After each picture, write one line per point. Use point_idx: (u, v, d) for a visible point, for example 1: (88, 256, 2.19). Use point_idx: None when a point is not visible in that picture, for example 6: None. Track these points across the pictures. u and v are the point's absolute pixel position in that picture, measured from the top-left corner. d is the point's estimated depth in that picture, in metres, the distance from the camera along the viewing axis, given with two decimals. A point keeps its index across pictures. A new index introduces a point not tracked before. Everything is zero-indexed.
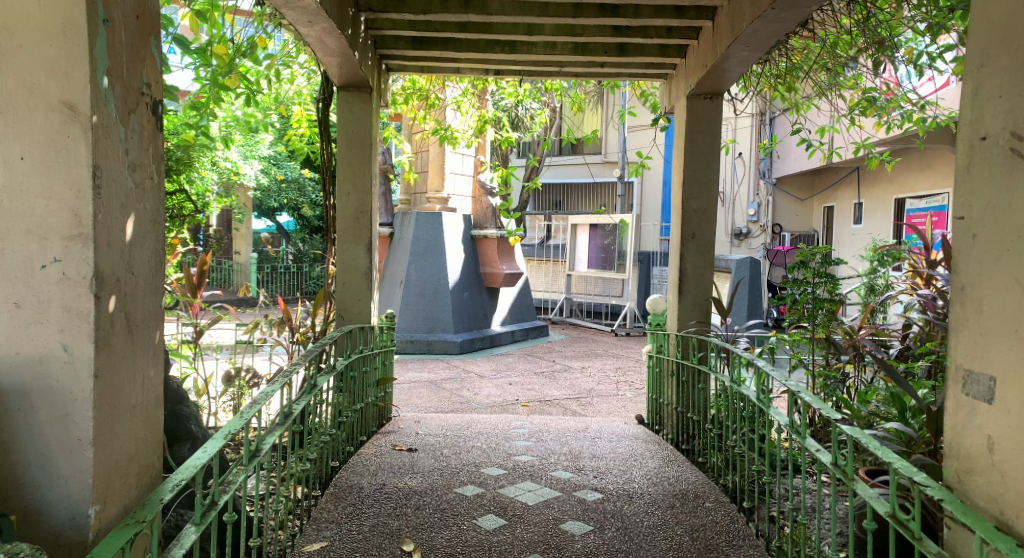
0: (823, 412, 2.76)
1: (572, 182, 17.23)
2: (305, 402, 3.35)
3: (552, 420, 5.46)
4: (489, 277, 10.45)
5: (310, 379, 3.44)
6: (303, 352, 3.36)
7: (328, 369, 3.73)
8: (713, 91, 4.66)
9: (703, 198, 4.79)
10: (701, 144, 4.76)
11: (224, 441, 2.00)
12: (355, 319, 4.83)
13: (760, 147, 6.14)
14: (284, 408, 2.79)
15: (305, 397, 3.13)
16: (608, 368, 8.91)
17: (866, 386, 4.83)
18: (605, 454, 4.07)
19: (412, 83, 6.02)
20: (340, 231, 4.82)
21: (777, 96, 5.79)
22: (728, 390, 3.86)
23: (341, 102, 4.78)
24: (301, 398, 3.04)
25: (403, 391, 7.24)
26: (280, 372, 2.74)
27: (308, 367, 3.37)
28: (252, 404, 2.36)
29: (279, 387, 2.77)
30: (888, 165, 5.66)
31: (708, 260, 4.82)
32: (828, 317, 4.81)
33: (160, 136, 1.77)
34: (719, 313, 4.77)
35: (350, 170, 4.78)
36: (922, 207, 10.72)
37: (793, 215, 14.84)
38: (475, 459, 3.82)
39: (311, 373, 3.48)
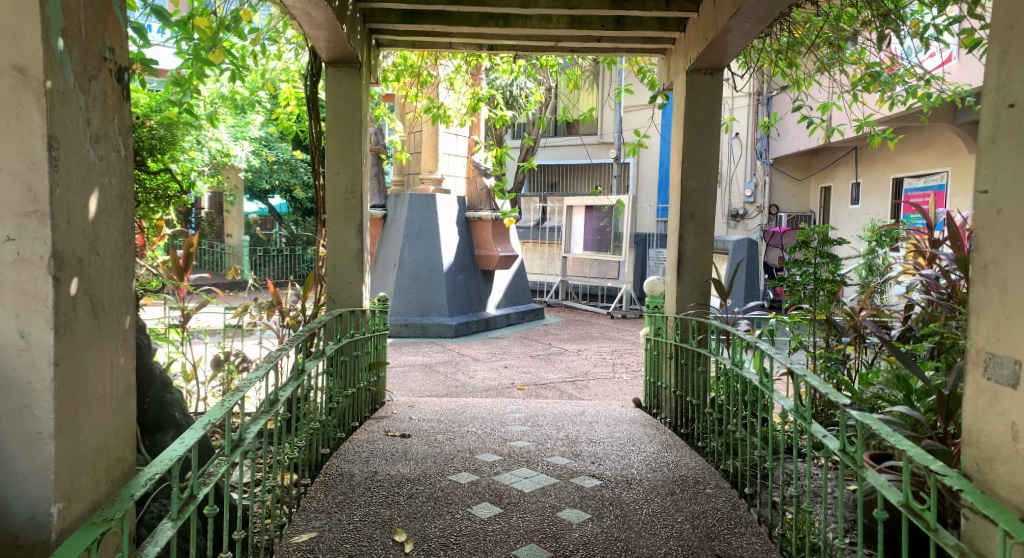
0: (830, 397, 2.56)
1: (567, 163, 17.09)
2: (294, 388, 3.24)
3: (549, 404, 5.37)
4: (484, 260, 10.33)
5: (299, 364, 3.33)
6: (292, 336, 3.24)
7: (318, 354, 3.62)
8: (713, 65, 4.53)
9: (702, 177, 4.67)
10: (700, 121, 4.64)
11: (203, 430, 1.90)
12: (346, 302, 4.71)
13: (759, 125, 6.00)
14: (271, 393, 2.69)
15: (294, 383, 3.02)
16: (605, 351, 8.84)
17: (867, 368, 4.75)
18: (603, 439, 3.98)
19: (403, 60, 5.86)
20: (330, 212, 4.69)
21: (777, 73, 5.66)
22: (730, 374, 3.76)
23: (330, 78, 4.63)
24: (289, 385, 2.93)
25: (397, 375, 7.15)
26: (267, 357, 2.63)
27: (297, 351, 3.26)
28: (234, 390, 2.25)
29: (265, 373, 2.65)
30: (892, 143, 5.55)
31: (708, 241, 4.71)
32: (829, 299, 4.71)
33: (127, 106, 1.65)
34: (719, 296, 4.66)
35: (340, 150, 4.65)
36: (921, 187, 10.66)
37: (790, 196, 14.75)
38: (469, 445, 3.72)
39: (300, 357, 3.37)
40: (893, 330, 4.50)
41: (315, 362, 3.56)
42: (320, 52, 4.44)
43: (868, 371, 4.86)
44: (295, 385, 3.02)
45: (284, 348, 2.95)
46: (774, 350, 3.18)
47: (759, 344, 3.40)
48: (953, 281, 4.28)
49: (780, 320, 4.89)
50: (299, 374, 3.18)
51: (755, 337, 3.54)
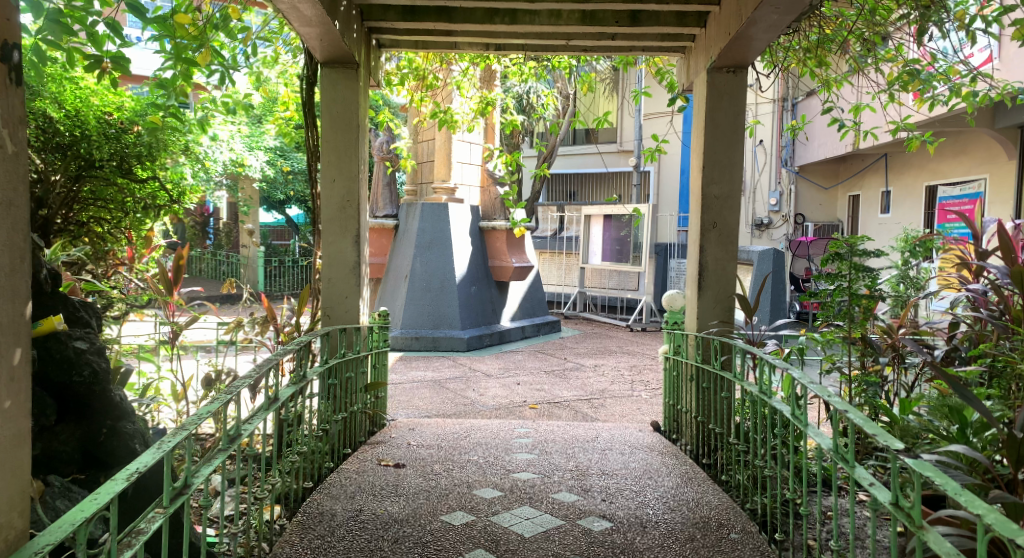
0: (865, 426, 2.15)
1: (586, 171, 16.78)
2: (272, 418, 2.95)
3: (561, 426, 5.01)
4: (498, 271, 10.00)
5: (278, 391, 3.03)
6: (262, 358, 2.95)
7: (303, 378, 3.32)
8: (736, 63, 4.18)
9: (725, 183, 4.32)
10: (723, 123, 4.29)
11: (126, 480, 1.58)
12: (342, 318, 4.41)
13: (786, 129, 5.59)
14: (235, 426, 2.37)
15: (269, 410, 2.72)
16: (623, 366, 8.47)
17: (908, 391, 4.35)
18: (615, 470, 3.61)
19: (408, 63, 5.57)
20: (325, 222, 4.39)
21: (804, 72, 5.30)
22: (758, 400, 3.39)
23: (325, 80, 4.35)
24: (261, 413, 2.62)
25: (405, 392, 6.85)
26: (235, 381, 2.33)
27: (272, 377, 2.95)
28: (183, 425, 1.93)
29: (222, 404, 2.32)
30: (932, 147, 5.14)
31: (731, 253, 4.34)
32: (865, 315, 4.33)
33: (15, 89, 1.35)
34: (744, 312, 4.28)
35: (335, 156, 4.35)
36: (957, 195, 10.28)
37: (817, 205, 14.30)
38: (467, 477, 3.38)
39: (277, 382, 3.06)
40: (937, 351, 4.12)
41: (299, 385, 3.27)
42: (312, 50, 4.16)
43: (910, 395, 4.47)
44: (269, 413, 2.72)
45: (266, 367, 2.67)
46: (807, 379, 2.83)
47: (789, 368, 3.03)
48: (1006, 296, 3.90)
49: (812, 338, 4.49)
50: (278, 400, 2.90)
51: (785, 359, 3.19)
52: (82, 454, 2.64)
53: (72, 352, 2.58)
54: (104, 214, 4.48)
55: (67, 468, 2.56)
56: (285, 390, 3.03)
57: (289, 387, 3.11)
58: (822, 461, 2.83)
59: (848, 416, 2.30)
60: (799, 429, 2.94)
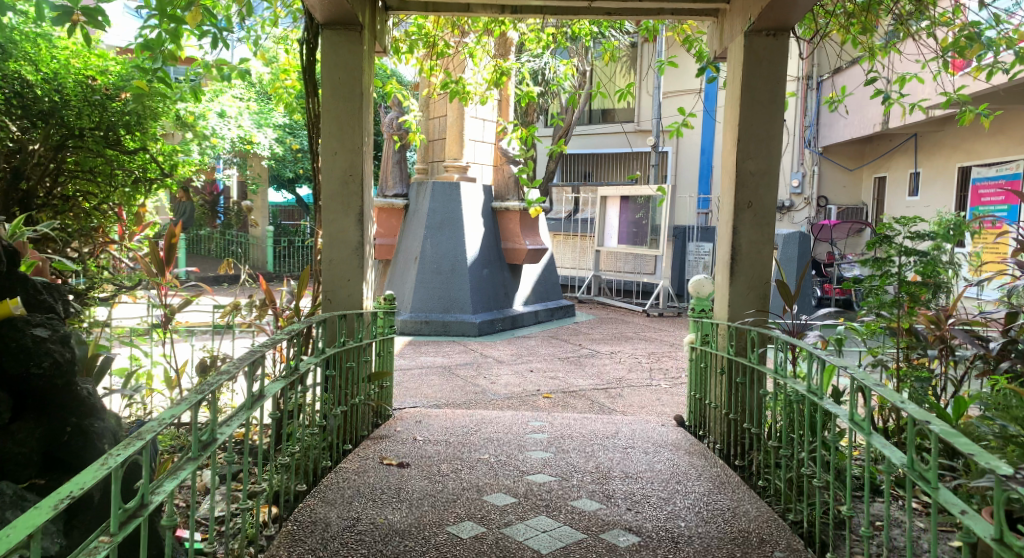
0: (948, 436, 1.77)
1: (602, 151, 16.36)
2: (259, 416, 2.64)
3: (577, 420, 4.68)
4: (512, 253, 9.65)
5: (266, 386, 2.72)
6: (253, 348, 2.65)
7: (298, 372, 3.01)
8: (778, 25, 3.78)
9: (762, 158, 3.95)
10: (760, 93, 3.92)
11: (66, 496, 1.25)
12: (344, 303, 4.09)
13: (824, 101, 5.18)
14: (210, 432, 2.04)
15: (252, 410, 2.41)
16: (640, 353, 8.15)
17: (958, 387, 3.98)
18: (640, 473, 3.28)
19: (418, 28, 5.22)
20: (325, 197, 4.05)
21: (846, 40, 4.90)
22: (804, 400, 3.02)
23: (326, 42, 3.98)
24: (242, 415, 2.30)
25: (413, 378, 6.57)
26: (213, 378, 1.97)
27: (259, 369, 2.62)
28: (151, 427, 1.58)
29: (200, 402, 1.96)
30: (986, 120, 4.75)
31: (767, 235, 3.98)
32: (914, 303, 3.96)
33: None
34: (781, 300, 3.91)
35: (337, 126, 4.01)
36: (992, 176, 9.88)
37: (841, 187, 13.88)
38: (478, 480, 3.06)
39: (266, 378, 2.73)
40: (992, 343, 3.84)
41: (290, 379, 2.95)
42: (311, 10, 3.82)
43: (959, 391, 4.13)
44: (253, 411, 2.40)
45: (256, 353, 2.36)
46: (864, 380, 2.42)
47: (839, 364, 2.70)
48: None
49: (853, 328, 4.11)
50: (265, 396, 2.59)
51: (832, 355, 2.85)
52: (43, 456, 2.38)
53: (29, 342, 2.27)
54: (92, 188, 4.21)
55: (24, 472, 2.29)
56: (276, 386, 2.72)
57: (281, 382, 2.81)
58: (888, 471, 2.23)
59: (931, 428, 1.82)
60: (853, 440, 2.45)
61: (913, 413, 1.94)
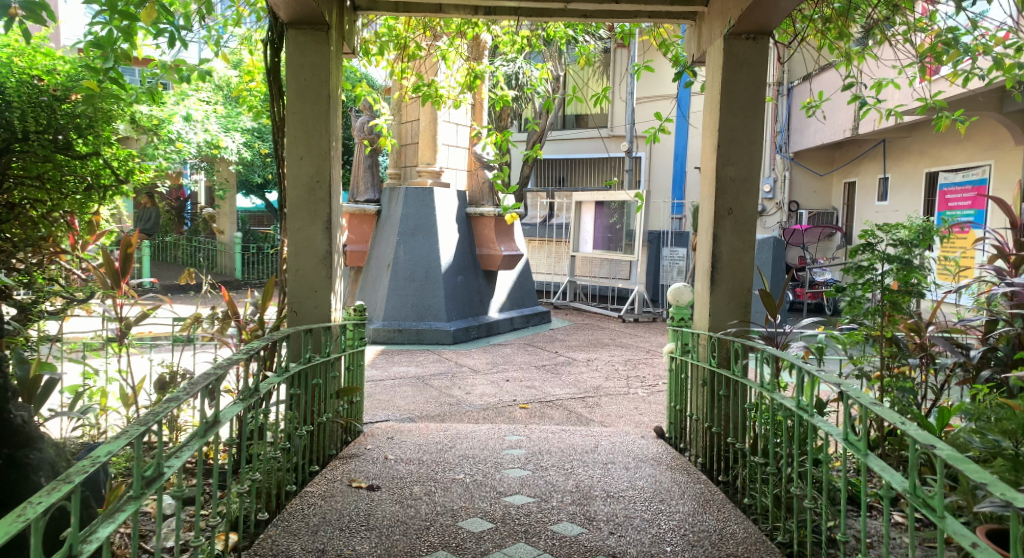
0: (952, 459, 1.65)
1: (576, 156, 16.32)
2: (216, 442, 2.46)
3: (555, 433, 4.54)
4: (486, 260, 9.50)
5: (222, 411, 2.53)
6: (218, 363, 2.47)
7: (258, 394, 2.82)
8: (758, 27, 3.69)
9: (743, 164, 3.86)
10: (740, 97, 3.83)
11: None
12: (311, 315, 3.91)
13: (802, 107, 5.11)
14: (155, 465, 1.85)
15: (205, 438, 2.23)
16: (616, 361, 8.04)
17: (940, 397, 3.91)
18: (622, 492, 3.15)
19: (387, 30, 5.05)
20: (291, 205, 3.87)
21: (823, 45, 4.84)
22: (789, 415, 2.90)
23: (290, 43, 3.81)
24: (194, 444, 2.11)
25: (386, 390, 6.39)
26: (160, 410, 1.79)
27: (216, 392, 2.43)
28: (80, 469, 1.40)
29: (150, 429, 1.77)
30: (962, 126, 4.72)
31: (748, 242, 3.89)
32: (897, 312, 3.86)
33: None
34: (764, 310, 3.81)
35: (303, 130, 3.83)
36: (959, 182, 9.97)
37: (812, 192, 13.99)
38: (452, 504, 2.90)
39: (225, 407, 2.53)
40: (973, 352, 3.81)
41: (249, 402, 2.74)
42: (274, 8, 3.64)
43: (940, 400, 4.07)
44: (206, 439, 2.22)
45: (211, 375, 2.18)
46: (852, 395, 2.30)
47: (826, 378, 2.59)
48: None
49: (834, 337, 4.03)
50: (221, 422, 2.41)
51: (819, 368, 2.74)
52: None
53: None
54: (41, 195, 3.93)
55: None
56: (234, 410, 2.55)
57: (239, 406, 2.63)
58: (887, 495, 2.10)
59: (936, 452, 1.69)
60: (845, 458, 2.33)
61: (915, 435, 1.81)
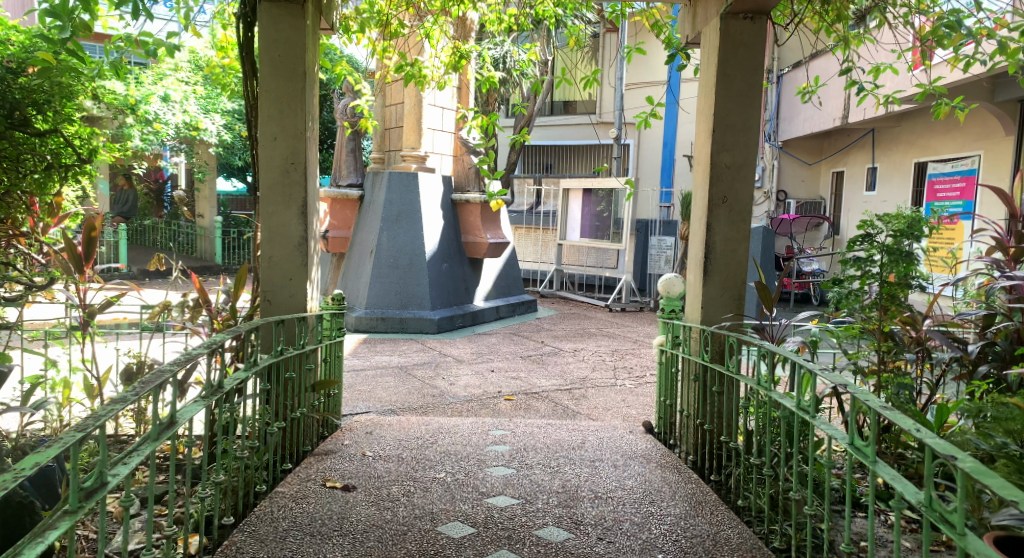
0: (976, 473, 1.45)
1: (563, 142, 16.13)
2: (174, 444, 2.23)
3: (541, 428, 4.39)
4: (472, 247, 9.32)
5: (179, 409, 2.29)
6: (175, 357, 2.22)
7: (221, 390, 2.58)
8: (756, 7, 3.53)
9: (738, 150, 3.70)
10: (737, 81, 3.66)
11: None
12: (285, 305, 3.72)
13: (797, 92, 4.95)
14: (95, 475, 1.61)
15: (159, 441, 1.99)
16: (603, 351, 7.90)
17: (938, 393, 3.78)
18: (611, 493, 3.01)
19: (369, 6, 4.83)
20: (265, 188, 3.67)
21: (820, 28, 4.68)
22: (785, 415, 2.75)
23: (263, 16, 3.58)
24: (144, 449, 1.86)
25: (367, 380, 6.22)
26: (101, 416, 1.59)
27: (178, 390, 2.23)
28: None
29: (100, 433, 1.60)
30: (961, 113, 4.59)
31: (743, 232, 3.74)
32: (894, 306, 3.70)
33: None
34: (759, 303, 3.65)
35: (277, 110, 3.64)
36: (948, 172, 9.90)
37: (800, 181, 13.91)
38: (432, 506, 2.74)
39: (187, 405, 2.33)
40: (971, 346, 3.60)
41: (212, 400, 2.50)
42: None
43: (936, 396, 3.94)
44: (160, 443, 1.97)
45: (164, 374, 1.96)
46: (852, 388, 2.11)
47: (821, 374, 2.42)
48: None
49: (830, 331, 3.87)
50: (178, 424, 2.17)
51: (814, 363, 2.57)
52: None
53: None
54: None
55: None
56: (195, 410, 2.32)
57: (201, 404, 2.40)
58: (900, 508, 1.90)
59: (957, 464, 1.50)
60: (850, 465, 2.13)
61: (932, 444, 1.61)
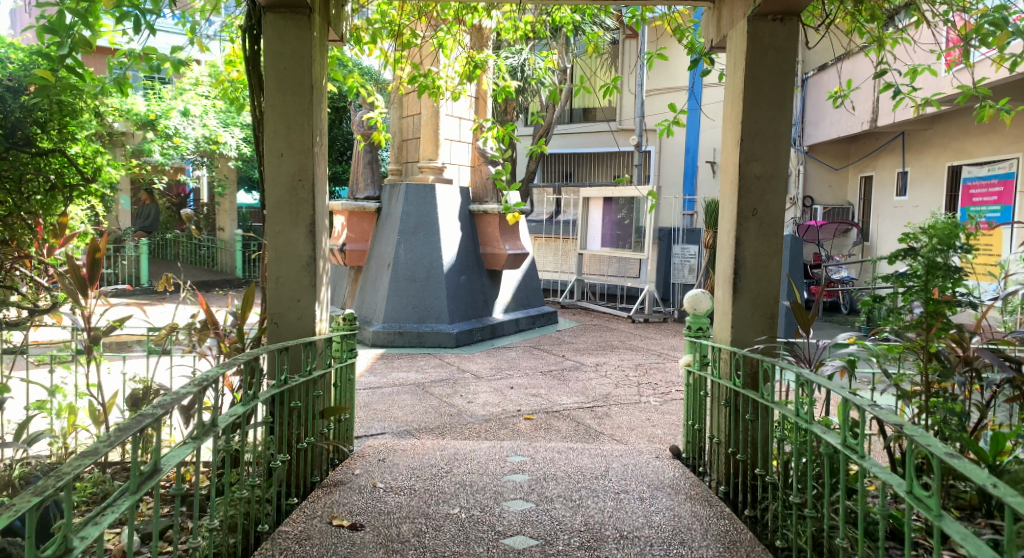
0: None
1: (583, 150, 15.95)
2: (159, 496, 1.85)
3: (562, 452, 4.18)
4: (490, 259, 9.14)
5: (166, 454, 1.91)
6: (159, 398, 1.89)
7: (217, 428, 2.21)
8: (786, 8, 3.32)
9: (768, 159, 3.49)
10: (766, 87, 3.45)
11: None
12: (294, 328, 3.57)
13: (827, 97, 4.72)
14: (58, 541, 1.37)
15: (140, 493, 1.67)
16: (626, 366, 7.67)
17: (989, 415, 3.51)
18: (637, 531, 2.80)
19: (381, 16, 4.69)
20: (272, 206, 3.52)
21: (852, 29, 4.47)
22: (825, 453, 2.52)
23: (268, 28, 3.44)
24: (122, 504, 1.59)
25: (384, 399, 6.06)
26: (65, 477, 1.36)
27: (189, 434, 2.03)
28: None
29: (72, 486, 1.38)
30: (1007, 116, 4.33)
31: (775, 246, 3.52)
32: (944, 326, 3.43)
33: None
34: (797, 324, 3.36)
35: (284, 124, 3.49)
36: (984, 176, 9.55)
37: (826, 186, 13.60)
38: (444, 548, 2.56)
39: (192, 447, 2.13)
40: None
41: (201, 443, 2.06)
42: None
43: (986, 420, 3.67)
44: (141, 495, 1.65)
45: (146, 417, 1.73)
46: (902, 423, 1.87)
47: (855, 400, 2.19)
48: None
49: (869, 350, 3.63)
50: (163, 471, 1.78)
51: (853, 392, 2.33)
52: None
53: None
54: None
55: None
56: (181, 455, 1.89)
57: (190, 448, 1.98)
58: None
59: None
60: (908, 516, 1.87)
61: (1012, 503, 1.38)
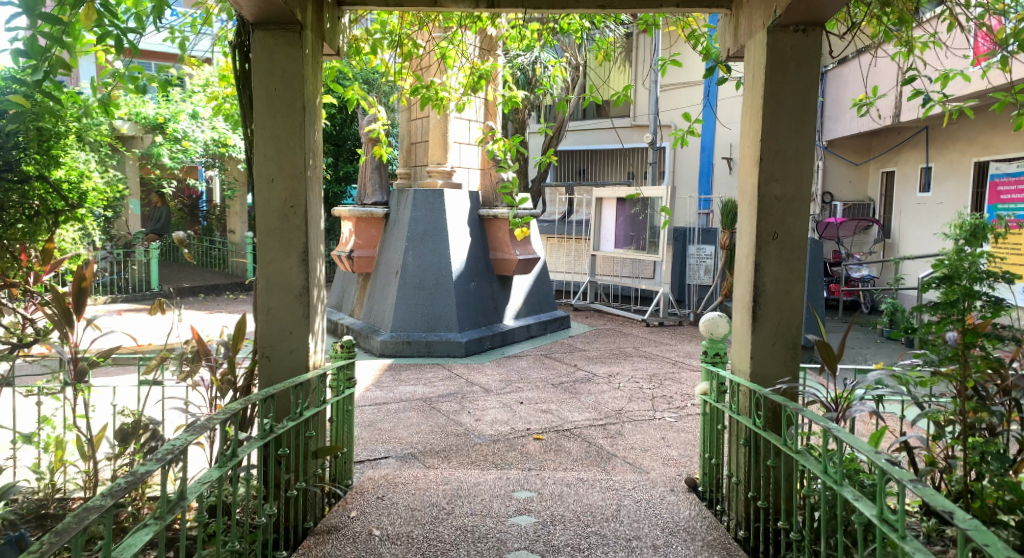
0: None
1: (596, 148, 15.70)
2: None
3: (572, 484, 3.96)
4: (501, 264, 8.94)
5: (127, 542, 1.75)
6: (110, 484, 1.75)
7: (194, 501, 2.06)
8: (810, 18, 3.08)
9: (790, 180, 3.25)
10: (787, 102, 3.21)
11: None
12: (286, 361, 3.39)
13: (852, 104, 4.46)
14: None
15: None
16: (640, 377, 7.43)
17: None
18: None
19: (381, 25, 4.51)
20: (262, 233, 3.34)
21: (878, 34, 4.21)
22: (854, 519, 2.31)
23: (257, 45, 3.25)
24: None
25: (390, 417, 5.86)
26: None
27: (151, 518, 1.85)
28: None
29: None
30: None
31: (797, 271, 3.29)
32: (986, 359, 3.17)
33: None
34: (822, 364, 3.04)
35: (274, 147, 3.29)
36: (1012, 172, 9.19)
37: (846, 182, 13.27)
38: None
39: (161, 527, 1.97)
40: None
41: (166, 522, 1.90)
42: (236, 6, 3.10)
43: None
44: None
45: (92, 514, 1.55)
46: (955, 519, 1.67)
47: (893, 474, 1.97)
48: None
49: (896, 379, 3.38)
50: None
51: (886, 460, 2.11)
52: None
53: None
54: None
55: None
56: (139, 543, 1.73)
57: (151, 531, 1.82)
58: None
59: None
60: None
61: None
